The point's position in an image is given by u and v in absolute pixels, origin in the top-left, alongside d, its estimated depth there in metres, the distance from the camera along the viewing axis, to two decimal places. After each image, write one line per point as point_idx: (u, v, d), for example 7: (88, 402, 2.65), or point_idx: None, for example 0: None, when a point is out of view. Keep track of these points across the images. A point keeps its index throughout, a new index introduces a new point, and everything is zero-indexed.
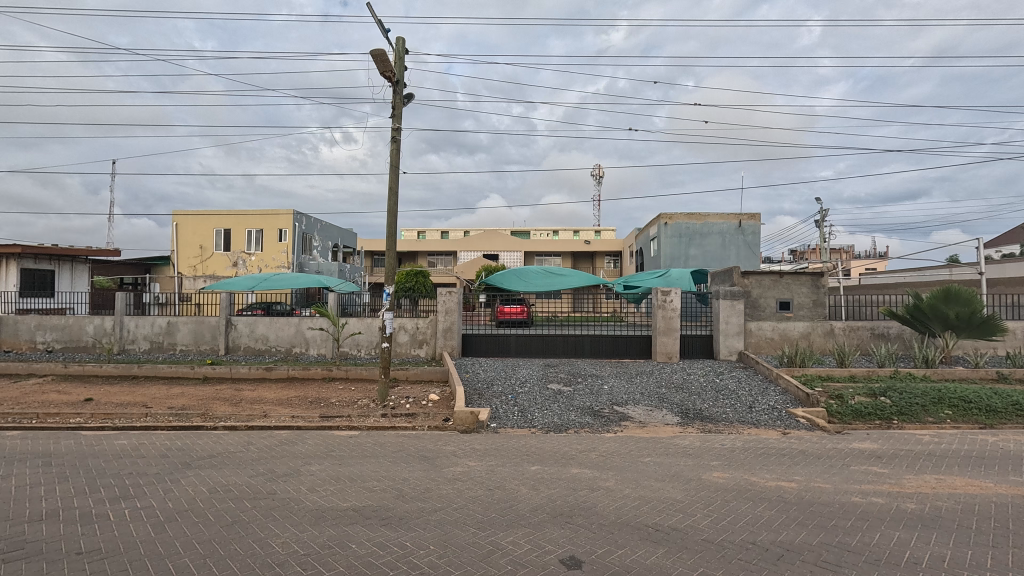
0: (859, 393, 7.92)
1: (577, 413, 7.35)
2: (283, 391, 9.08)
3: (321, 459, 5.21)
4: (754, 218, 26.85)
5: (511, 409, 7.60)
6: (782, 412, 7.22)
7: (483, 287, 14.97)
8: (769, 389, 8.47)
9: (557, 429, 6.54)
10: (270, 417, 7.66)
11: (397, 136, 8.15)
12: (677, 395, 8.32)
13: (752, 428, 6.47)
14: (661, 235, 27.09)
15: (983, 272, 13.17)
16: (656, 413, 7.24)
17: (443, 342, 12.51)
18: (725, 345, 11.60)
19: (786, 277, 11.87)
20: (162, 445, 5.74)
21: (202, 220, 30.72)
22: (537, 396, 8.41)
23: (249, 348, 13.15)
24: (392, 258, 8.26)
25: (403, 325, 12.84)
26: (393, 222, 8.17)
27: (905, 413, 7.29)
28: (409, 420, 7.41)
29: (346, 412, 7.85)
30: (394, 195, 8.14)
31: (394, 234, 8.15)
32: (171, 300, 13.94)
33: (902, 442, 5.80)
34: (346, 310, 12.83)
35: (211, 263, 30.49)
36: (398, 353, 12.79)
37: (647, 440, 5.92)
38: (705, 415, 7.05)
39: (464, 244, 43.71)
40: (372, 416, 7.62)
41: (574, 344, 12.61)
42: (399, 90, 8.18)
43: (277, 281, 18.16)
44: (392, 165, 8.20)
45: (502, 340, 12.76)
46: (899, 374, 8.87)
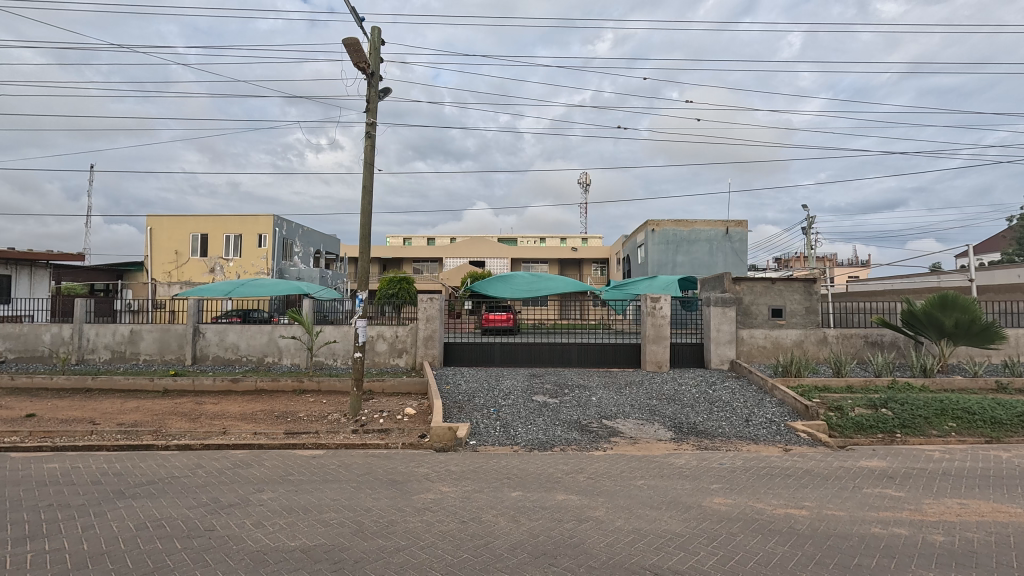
0: (859, 405, 7.53)
1: (564, 427, 6.85)
2: (248, 405, 8.43)
3: (275, 486, 4.62)
4: (740, 225, 26.77)
5: (492, 424, 7.07)
6: (781, 426, 6.80)
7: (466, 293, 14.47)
8: (765, 401, 8.05)
9: (542, 447, 6.03)
10: (229, 434, 7.02)
11: (372, 132, 7.64)
12: (669, 408, 7.87)
13: (751, 444, 6.03)
14: (649, 241, 26.84)
15: (975, 279, 13.00)
16: (648, 428, 6.77)
17: (424, 351, 11.93)
18: (716, 353, 11.25)
19: (778, 283, 11.59)
20: (97, 470, 5.10)
21: (178, 225, 29.77)
22: (521, 410, 7.87)
23: (218, 358, 12.44)
24: (365, 261, 7.68)
25: (382, 333, 12.23)
26: (367, 223, 7.64)
27: (908, 426, 6.93)
28: (381, 437, 6.83)
29: (314, 428, 7.25)
30: (368, 193, 7.61)
31: (368, 236, 7.61)
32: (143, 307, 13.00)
33: (912, 459, 5.38)
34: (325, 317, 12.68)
35: (187, 269, 29.51)
36: (376, 362, 12.19)
37: (640, 459, 5.42)
38: (700, 429, 6.60)
39: (450, 250, 43.14)
40: (342, 433, 7.02)
41: (561, 353, 12.14)
42: (374, 82, 7.70)
43: (253, 288, 17.46)
44: (366, 162, 7.68)
45: (486, 349, 12.24)
46: (898, 385, 8.53)
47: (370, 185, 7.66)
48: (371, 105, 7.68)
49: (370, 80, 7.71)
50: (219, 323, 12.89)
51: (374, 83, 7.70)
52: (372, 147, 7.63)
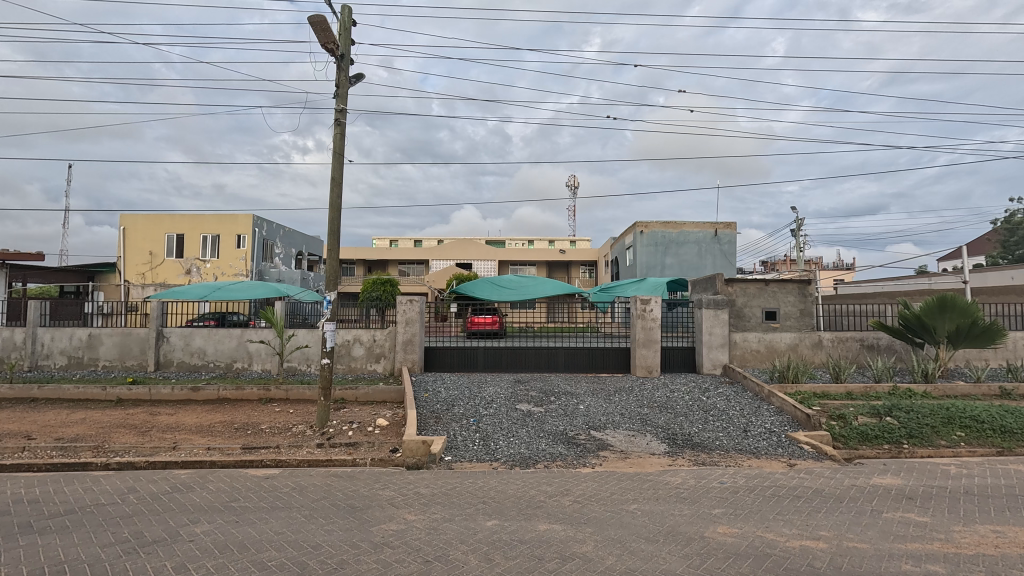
0: (862, 414, 7.08)
1: (549, 440, 6.29)
2: (206, 416, 7.74)
3: (213, 517, 3.98)
4: (729, 227, 26.54)
5: (471, 437, 6.48)
6: (782, 437, 6.33)
7: (451, 294, 13.94)
8: (762, 409, 7.57)
9: (524, 464, 5.46)
10: (179, 449, 6.34)
11: (342, 119, 7.04)
12: (661, 416, 7.37)
13: (752, 458, 5.53)
14: (637, 243, 26.48)
15: (969, 281, 12.74)
16: (641, 440, 6.26)
17: (403, 356, 11.29)
18: (709, 358, 10.79)
19: (772, 285, 11.20)
20: (11, 497, 4.42)
21: (153, 225, 28.75)
22: (504, 420, 7.28)
23: (183, 364, 11.71)
24: (334, 258, 7.06)
25: (359, 337, 11.57)
26: (336, 217, 7.04)
27: (916, 436, 6.49)
28: (349, 453, 6.20)
29: (275, 441, 6.59)
30: (337, 186, 7.02)
31: (336, 232, 7.01)
32: (116, 310, 12.25)
33: (928, 475, 4.90)
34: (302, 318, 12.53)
35: (161, 270, 28.48)
36: (353, 368, 11.53)
37: (632, 478, 4.88)
38: (696, 442, 6.10)
39: (436, 252, 42.46)
40: (306, 447, 6.38)
41: (548, 357, 11.60)
42: (343, 66, 7.11)
43: (229, 291, 16.72)
44: (335, 151, 7.08)
45: (469, 354, 11.65)
46: (899, 391, 8.12)
47: (340, 177, 7.06)
48: (340, 90, 7.08)
49: (339, 64, 7.11)
50: (185, 326, 12.14)
51: (343, 66, 7.10)
52: (341, 136, 7.05)
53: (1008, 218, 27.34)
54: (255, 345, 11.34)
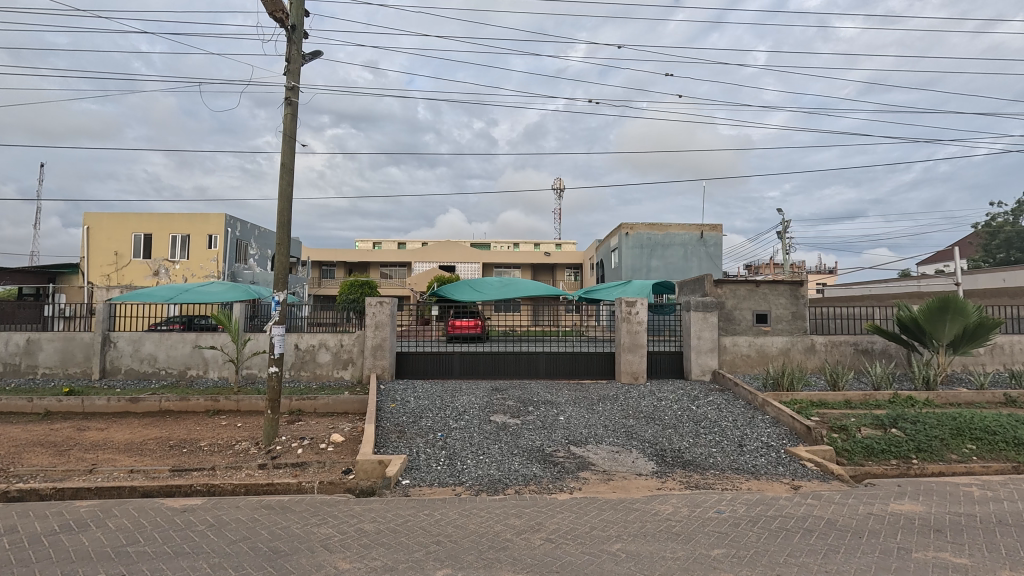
0: (866, 425, 6.50)
1: (523, 459, 5.59)
2: (141, 432, 6.88)
3: (96, 568, 3.18)
4: (715, 229, 26.18)
5: (436, 456, 5.73)
6: (780, 453, 5.72)
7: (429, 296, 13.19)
8: (757, 420, 6.98)
9: (492, 489, 4.72)
10: (96, 472, 5.48)
11: (293, 98, 6.28)
12: (648, 429, 6.72)
13: (750, 480, 4.90)
14: (622, 245, 26.00)
15: (961, 284, 12.38)
16: (626, 457, 5.60)
17: (372, 362, 10.47)
18: (697, 363, 10.21)
19: (763, 286, 10.67)
20: None
21: (119, 223, 27.48)
22: (475, 435, 6.56)
23: (132, 371, 10.77)
24: (284, 253, 6.28)
25: (325, 342, 10.76)
26: (287, 208, 6.28)
27: (925, 450, 5.93)
28: (294, 476, 5.42)
29: (211, 461, 5.78)
30: (288, 172, 6.26)
31: (286, 224, 6.25)
32: (77, 313, 11.08)
33: (951, 500, 4.30)
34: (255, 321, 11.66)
35: (128, 271, 27.20)
36: (318, 376, 10.71)
37: (616, 507, 4.20)
38: (687, 459, 5.46)
39: (419, 254, 41.58)
40: (244, 469, 5.57)
41: (528, 364, 10.92)
42: (295, 39, 6.36)
43: (197, 293, 15.76)
44: (286, 134, 6.33)
45: (445, 359, 10.90)
46: (900, 399, 7.58)
47: (291, 162, 6.30)
48: (291, 66, 6.33)
49: (291, 36, 6.36)
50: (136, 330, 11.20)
51: (295, 39, 6.36)
52: (293, 117, 6.30)
53: (989, 222, 27.44)
54: (211, 351, 10.44)
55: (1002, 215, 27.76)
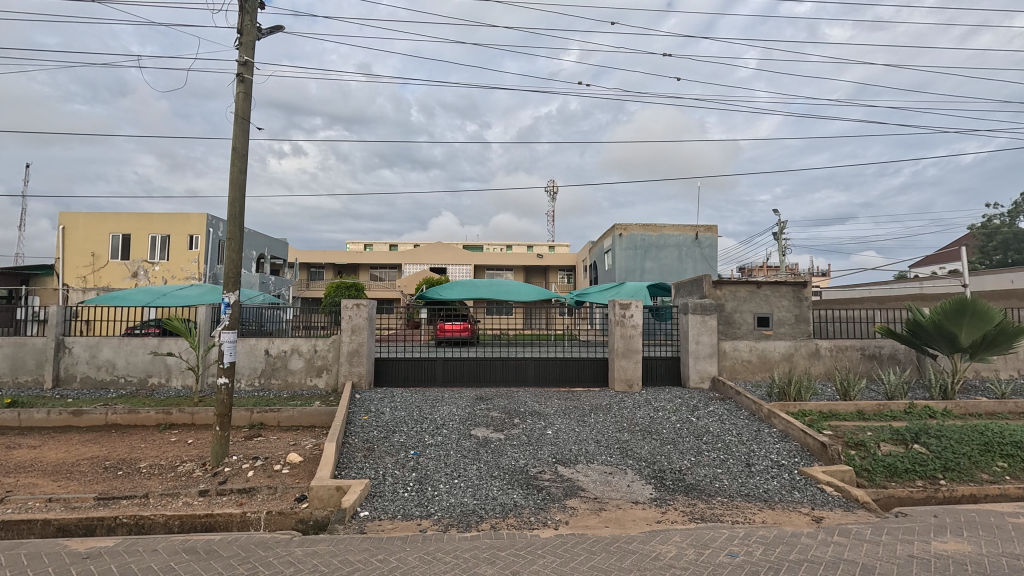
0: (885, 440, 5.88)
1: (503, 484, 4.89)
2: (78, 450, 6.12)
3: None
4: (710, 230, 25.67)
5: (404, 480, 5.03)
6: (794, 475, 5.08)
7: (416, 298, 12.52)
8: (764, 434, 6.34)
9: (465, 524, 4.02)
10: (8, 501, 4.71)
11: (246, 74, 5.58)
12: (644, 445, 6.07)
13: (764, 509, 4.24)
14: (616, 247, 25.44)
15: (968, 285, 11.88)
16: (619, 481, 4.93)
17: (347, 369, 9.72)
18: (696, 370, 9.60)
19: (764, 287, 10.07)
20: None
21: (95, 224, 26.54)
22: (452, 453, 5.85)
23: (89, 380, 9.97)
24: (235, 248, 5.56)
25: (297, 347, 10.02)
26: (239, 199, 5.56)
27: (954, 469, 5.30)
28: (238, 505, 4.68)
29: (147, 487, 5.03)
30: (240, 158, 5.55)
31: (238, 217, 5.54)
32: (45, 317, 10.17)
33: (1003, 537, 3.67)
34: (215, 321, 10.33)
35: (104, 273, 26.26)
36: (290, 384, 9.96)
37: (609, 549, 3.51)
38: (690, 484, 4.79)
39: (409, 256, 40.83)
40: (181, 497, 4.82)
41: (516, 370, 10.26)
42: (249, 8, 5.66)
43: (172, 296, 14.93)
44: (237, 115, 5.61)
45: (427, 365, 10.20)
46: (916, 410, 6.99)
47: (244, 147, 5.59)
48: (244, 38, 5.62)
49: (243, 4, 5.65)
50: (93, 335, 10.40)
51: (249, 7, 5.66)
52: (246, 96, 5.59)
53: (985, 224, 27.16)
54: (172, 359, 9.67)
55: (997, 217, 27.50)
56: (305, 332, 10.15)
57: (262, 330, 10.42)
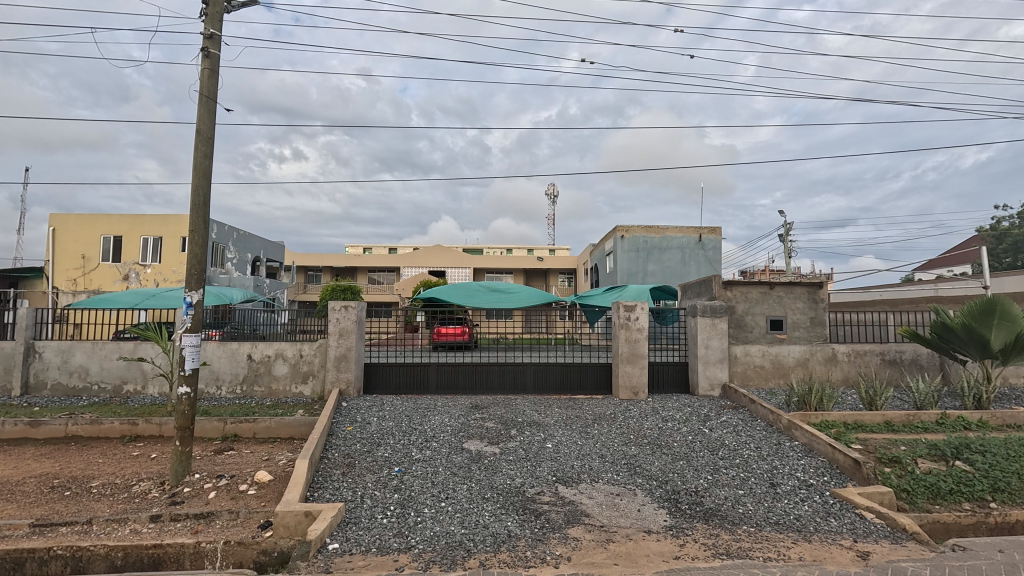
0: (923, 457, 5.28)
1: (496, 509, 4.29)
2: (28, 465, 5.53)
3: None
4: (714, 232, 25.08)
5: (383, 504, 4.43)
6: (826, 498, 4.47)
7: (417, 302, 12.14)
8: (787, 449, 5.74)
9: (449, 561, 3.42)
10: None
11: (212, 49, 5.04)
12: (653, 461, 5.48)
13: (800, 542, 3.63)
14: (618, 249, 24.90)
15: (990, 287, 11.29)
16: (628, 505, 4.34)
17: (334, 375, 9.12)
18: (705, 376, 9.03)
19: (777, 289, 9.50)
20: None
21: (87, 225, 26.02)
22: (441, 471, 5.25)
23: (60, 387, 9.39)
24: (198, 242, 4.98)
25: (282, 352, 9.43)
26: (203, 187, 5.00)
27: (1006, 491, 4.70)
28: (193, 533, 4.09)
29: (92, 512, 4.42)
30: (205, 142, 5.00)
31: (202, 207, 4.97)
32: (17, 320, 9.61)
33: None
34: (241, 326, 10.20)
35: (95, 276, 25.71)
36: (274, 391, 9.37)
37: None
38: (710, 510, 4.19)
39: (407, 259, 40.29)
40: (129, 524, 4.21)
41: (514, 376, 9.67)
42: None
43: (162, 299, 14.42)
44: (202, 95, 5.05)
45: (420, 372, 9.61)
46: (950, 421, 6.40)
47: (210, 129, 5.04)
48: (210, 9, 5.08)
49: None
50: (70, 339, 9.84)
51: None
52: (211, 73, 5.05)
53: (996, 226, 26.61)
54: (147, 365, 9.09)
55: (1007, 219, 26.94)
56: (294, 335, 9.56)
57: (255, 333, 10.15)
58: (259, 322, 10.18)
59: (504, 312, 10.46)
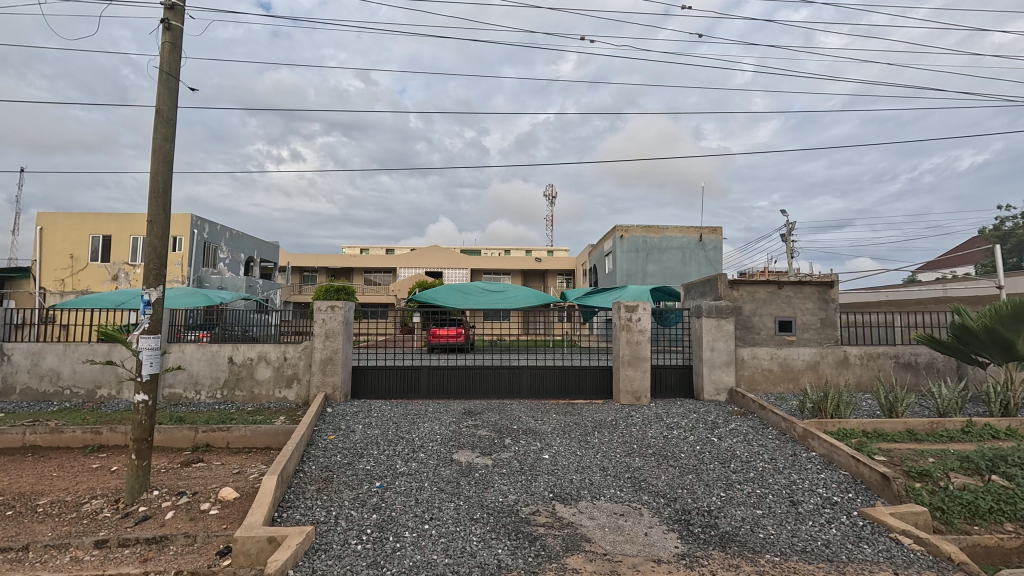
0: (955, 470, 4.83)
1: (486, 533, 3.81)
2: None
3: None
4: (715, 232, 24.66)
5: (359, 527, 3.94)
6: (855, 520, 4.00)
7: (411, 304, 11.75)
8: (805, 461, 5.28)
9: None
10: None
11: (173, 21, 4.56)
12: (660, 475, 5.01)
13: None
14: (617, 249, 24.48)
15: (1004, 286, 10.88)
16: (634, 528, 3.87)
17: (320, 379, 8.62)
18: (711, 380, 8.58)
19: (786, 288, 9.04)
20: None
21: (75, 224, 25.47)
22: (426, 487, 4.77)
23: (30, 391, 8.88)
24: (157, 234, 4.48)
25: (265, 354, 8.94)
26: (163, 173, 4.52)
27: None
28: (141, 562, 3.59)
29: (31, 536, 3.91)
30: (165, 124, 4.52)
31: (161, 195, 4.50)
32: None
33: None
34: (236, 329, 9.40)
35: (84, 276, 25.16)
36: (256, 396, 8.89)
37: None
38: (726, 535, 3.72)
39: (403, 259, 39.78)
40: (69, 551, 3.71)
41: (510, 380, 9.19)
42: None
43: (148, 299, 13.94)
44: (162, 71, 4.58)
45: (411, 375, 9.13)
46: (977, 429, 5.96)
47: (171, 110, 4.57)
48: None
49: None
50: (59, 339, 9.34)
51: None
52: (172, 48, 4.57)
53: (999, 226, 26.28)
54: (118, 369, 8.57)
55: (1011, 219, 26.62)
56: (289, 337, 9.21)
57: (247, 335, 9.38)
58: (250, 322, 9.35)
59: (500, 313, 10.05)
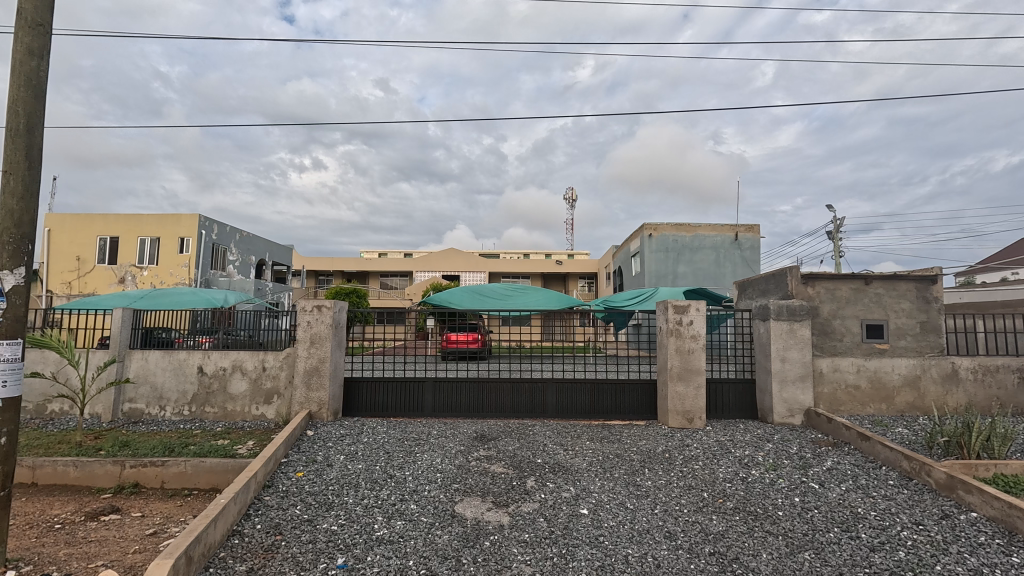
0: None
1: None
2: None
3: None
4: (752, 230, 22.71)
5: None
6: None
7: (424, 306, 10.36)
8: (974, 533, 3.55)
9: None
10: None
11: None
12: (759, 553, 3.33)
13: None
14: (645, 250, 22.72)
15: None
16: None
17: (303, 393, 7.14)
18: (783, 400, 6.87)
19: (874, 284, 7.26)
20: None
21: (83, 226, 24.72)
22: (411, 568, 3.20)
23: None
24: (14, 190, 3.04)
25: (240, 363, 7.52)
26: (26, 102, 3.09)
27: None
28: None
29: None
30: (29, 31, 3.09)
31: (21, 133, 3.06)
32: None
33: None
34: (239, 335, 7.74)
35: (90, 279, 24.28)
36: (229, 414, 7.48)
37: None
38: None
39: (418, 263, 38.50)
40: None
41: (531, 397, 7.60)
42: None
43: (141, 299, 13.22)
44: None
45: (413, 390, 7.61)
46: None
47: (38, 12, 3.14)
48: None
49: None
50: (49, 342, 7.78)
51: None
52: None
53: None
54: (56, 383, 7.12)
55: None
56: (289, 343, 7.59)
57: (252, 343, 7.71)
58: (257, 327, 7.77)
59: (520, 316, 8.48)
